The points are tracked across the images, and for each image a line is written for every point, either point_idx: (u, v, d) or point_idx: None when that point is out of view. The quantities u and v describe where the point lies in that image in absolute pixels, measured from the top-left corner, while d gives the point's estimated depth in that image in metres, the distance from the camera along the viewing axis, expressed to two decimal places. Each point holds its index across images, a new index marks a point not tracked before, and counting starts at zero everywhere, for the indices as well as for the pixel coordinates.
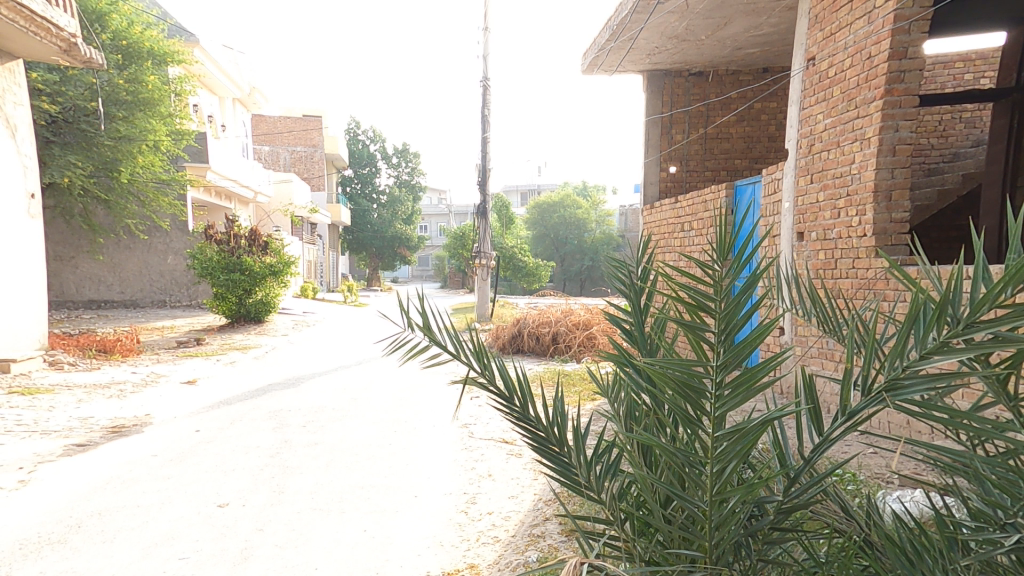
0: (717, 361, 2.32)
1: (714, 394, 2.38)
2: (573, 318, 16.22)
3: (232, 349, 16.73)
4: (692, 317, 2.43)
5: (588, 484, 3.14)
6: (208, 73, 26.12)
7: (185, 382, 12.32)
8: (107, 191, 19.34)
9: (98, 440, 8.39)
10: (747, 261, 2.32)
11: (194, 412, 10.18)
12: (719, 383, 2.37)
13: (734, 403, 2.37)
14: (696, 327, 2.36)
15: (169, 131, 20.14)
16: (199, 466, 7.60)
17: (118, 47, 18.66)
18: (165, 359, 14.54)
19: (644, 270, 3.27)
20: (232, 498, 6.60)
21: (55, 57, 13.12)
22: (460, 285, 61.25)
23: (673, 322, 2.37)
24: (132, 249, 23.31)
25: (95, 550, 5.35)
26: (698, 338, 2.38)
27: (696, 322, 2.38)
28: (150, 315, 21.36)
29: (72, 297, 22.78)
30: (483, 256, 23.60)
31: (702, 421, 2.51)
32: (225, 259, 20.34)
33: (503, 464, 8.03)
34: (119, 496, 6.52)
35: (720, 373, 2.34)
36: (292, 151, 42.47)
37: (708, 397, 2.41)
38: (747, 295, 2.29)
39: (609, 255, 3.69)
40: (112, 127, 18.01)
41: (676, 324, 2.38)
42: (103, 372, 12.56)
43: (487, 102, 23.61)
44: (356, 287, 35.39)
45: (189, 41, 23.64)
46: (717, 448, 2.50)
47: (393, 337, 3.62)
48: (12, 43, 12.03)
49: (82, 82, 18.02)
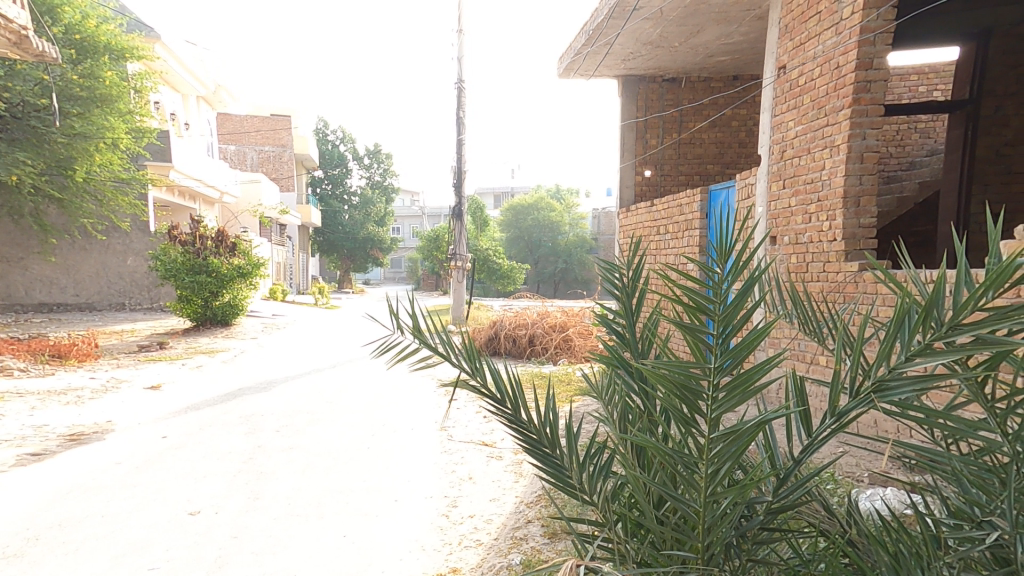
0: (714, 363, 2.31)
1: (711, 396, 2.39)
2: (549, 321, 16.27)
3: (199, 352, 16.21)
4: (692, 317, 2.40)
5: (581, 487, 3.11)
6: (170, 69, 25.32)
7: (149, 387, 11.87)
8: (61, 189, 18.54)
9: (56, 449, 8.01)
10: (742, 266, 2.33)
11: (160, 417, 9.82)
12: (716, 384, 2.36)
13: (730, 404, 2.36)
14: (695, 329, 2.33)
15: (128, 128, 19.43)
16: (168, 473, 7.32)
17: (72, 41, 17.89)
18: (127, 363, 13.99)
19: (636, 271, 3.26)
20: (204, 505, 6.37)
21: (3, 49, 12.46)
22: (433, 288, 60.75)
23: (672, 323, 2.33)
24: (89, 249, 22.41)
25: (57, 562, 5.09)
26: (696, 338, 2.35)
27: (695, 323, 2.35)
28: (109, 319, 20.56)
29: (21, 300, 21.73)
30: (459, 259, 23.31)
31: (697, 422, 2.52)
32: (190, 261, 19.73)
33: (484, 467, 7.96)
34: (84, 506, 6.22)
35: (718, 375, 2.33)
36: (259, 150, 41.47)
37: (705, 399, 2.41)
38: (744, 300, 2.29)
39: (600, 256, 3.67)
40: (67, 124, 17.23)
41: (675, 325, 2.34)
42: (59, 378, 12.00)
43: (460, 104, 23.49)
44: (327, 289, 34.77)
45: (149, 36, 22.89)
46: (714, 449, 2.50)
47: (382, 339, 3.51)
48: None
49: (32, 77, 17.31)
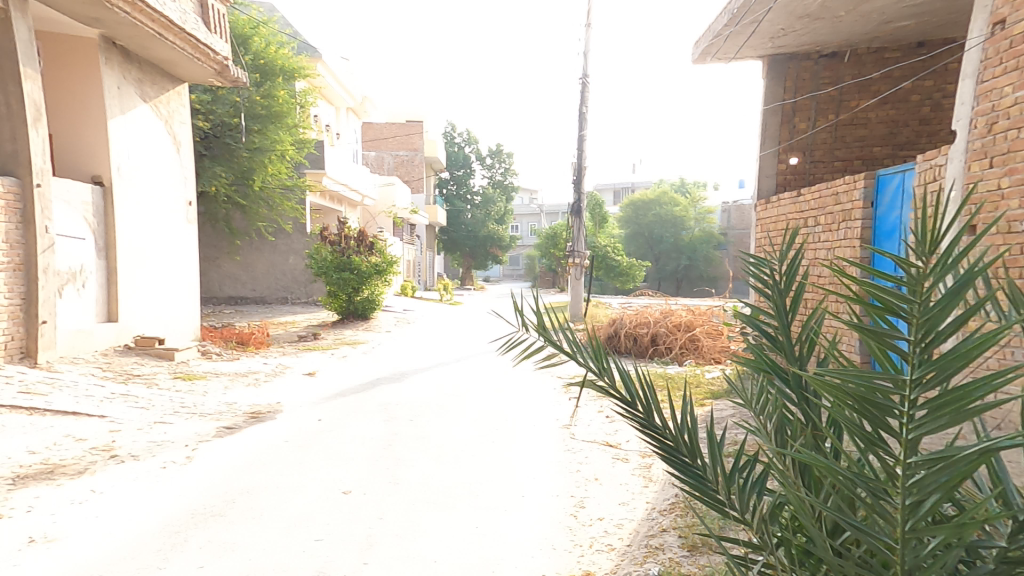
0: (911, 375, 1.37)
1: (907, 418, 1.42)
2: (674, 319, 15.48)
3: (344, 343, 17.78)
4: (868, 315, 1.49)
5: (732, 504, 2.59)
6: (327, 85, 28.08)
7: (306, 374, 13.22)
8: (244, 197, 21.26)
9: (242, 424, 9.17)
10: (959, 246, 1.38)
11: (317, 402, 10.87)
12: (914, 404, 1.41)
13: (937, 426, 1.39)
14: (879, 329, 1.43)
15: (294, 140, 21.86)
16: (323, 453, 8.03)
17: (257, 66, 20.31)
18: (290, 351, 15.74)
19: (789, 265, 2.80)
20: (354, 486, 6.89)
21: (211, 78, 14.59)
22: (551, 285, 61.19)
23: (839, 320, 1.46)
24: (262, 249, 25.48)
25: (244, 524, 5.77)
26: (880, 344, 1.44)
27: (878, 323, 1.45)
28: (278, 311, 23.34)
29: (216, 293, 25.42)
30: (576, 256, 23.12)
31: (887, 452, 1.55)
32: (337, 259, 21.70)
33: (609, 468, 7.75)
34: (261, 477, 7.02)
35: (917, 394, 1.38)
36: (395, 155, 44.51)
37: (898, 423, 1.45)
38: (965, 292, 1.34)
39: (743, 251, 3.22)
40: (250, 139, 19.81)
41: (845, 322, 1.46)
42: (242, 361, 13.79)
43: (583, 99, 23.26)
44: (450, 286, 36.50)
45: (313, 56, 25.59)
46: (910, 478, 1.51)
47: (508, 338, 3.41)
48: (178, 69, 13.56)
49: (230, 101, 19.99)
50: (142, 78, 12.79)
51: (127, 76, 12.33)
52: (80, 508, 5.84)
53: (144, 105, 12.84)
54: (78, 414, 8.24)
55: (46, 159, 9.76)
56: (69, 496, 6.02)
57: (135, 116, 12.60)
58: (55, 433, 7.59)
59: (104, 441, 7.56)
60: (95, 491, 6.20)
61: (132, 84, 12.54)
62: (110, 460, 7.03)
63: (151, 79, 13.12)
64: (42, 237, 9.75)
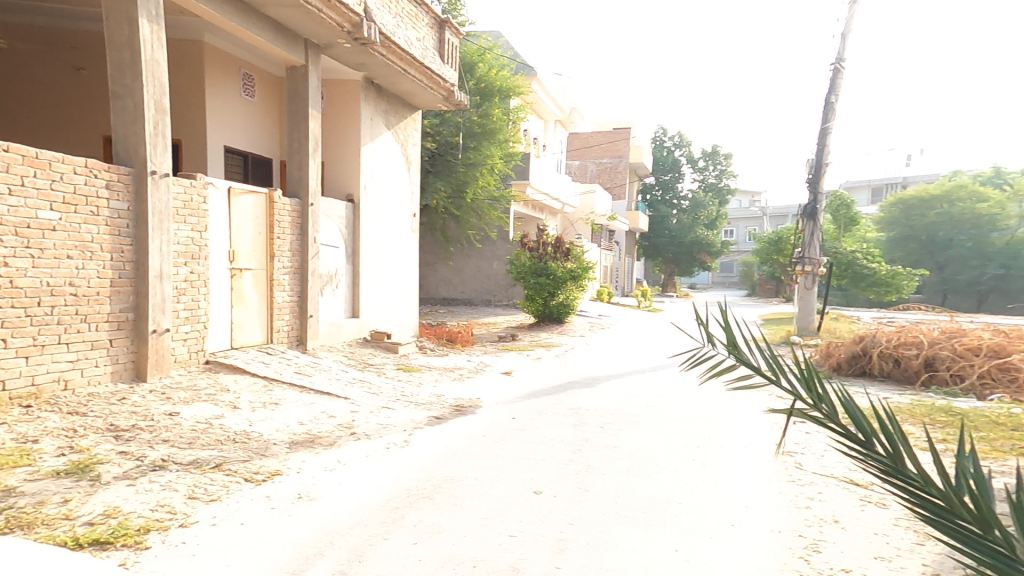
0: None
1: None
2: (962, 341, 12.53)
3: (539, 346, 18.53)
4: None
5: None
6: (539, 101, 29.78)
7: (503, 373, 14.06)
8: (459, 208, 23.45)
9: (447, 416, 10.09)
10: None
11: (511, 400, 11.44)
12: None
13: None
14: None
15: (504, 154, 23.73)
16: (516, 451, 8.38)
17: (480, 89, 22.64)
18: (490, 350, 16.95)
19: None
20: (545, 487, 7.01)
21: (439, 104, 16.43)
22: (773, 294, 55.26)
23: None
24: (471, 255, 27.94)
25: (450, 508, 6.26)
26: None
27: None
28: (481, 312, 25.41)
29: (432, 294, 28.54)
30: (808, 262, 20.21)
31: None
32: (534, 264, 22.62)
33: (857, 513, 6.50)
34: (462, 467, 7.60)
35: None
36: (599, 163, 44.95)
37: None
38: None
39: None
40: (466, 156, 21.94)
41: None
42: (450, 357, 15.26)
43: (836, 86, 20.25)
44: (650, 292, 35.54)
45: (530, 75, 27.41)
46: None
47: (691, 352, 2.63)
48: (416, 98, 15.59)
49: (453, 122, 22.16)
50: (388, 110, 14.99)
51: (378, 108, 14.56)
52: (329, 475, 6.88)
53: (387, 132, 15.03)
54: (330, 395, 9.76)
55: (319, 182, 11.94)
56: (322, 464, 7.14)
57: (382, 142, 14.81)
58: (316, 408, 9.07)
59: (347, 420, 8.92)
60: (340, 462, 7.29)
61: (381, 115, 14.77)
62: (350, 437, 8.23)
63: (395, 109, 15.35)
64: (313, 245, 11.81)
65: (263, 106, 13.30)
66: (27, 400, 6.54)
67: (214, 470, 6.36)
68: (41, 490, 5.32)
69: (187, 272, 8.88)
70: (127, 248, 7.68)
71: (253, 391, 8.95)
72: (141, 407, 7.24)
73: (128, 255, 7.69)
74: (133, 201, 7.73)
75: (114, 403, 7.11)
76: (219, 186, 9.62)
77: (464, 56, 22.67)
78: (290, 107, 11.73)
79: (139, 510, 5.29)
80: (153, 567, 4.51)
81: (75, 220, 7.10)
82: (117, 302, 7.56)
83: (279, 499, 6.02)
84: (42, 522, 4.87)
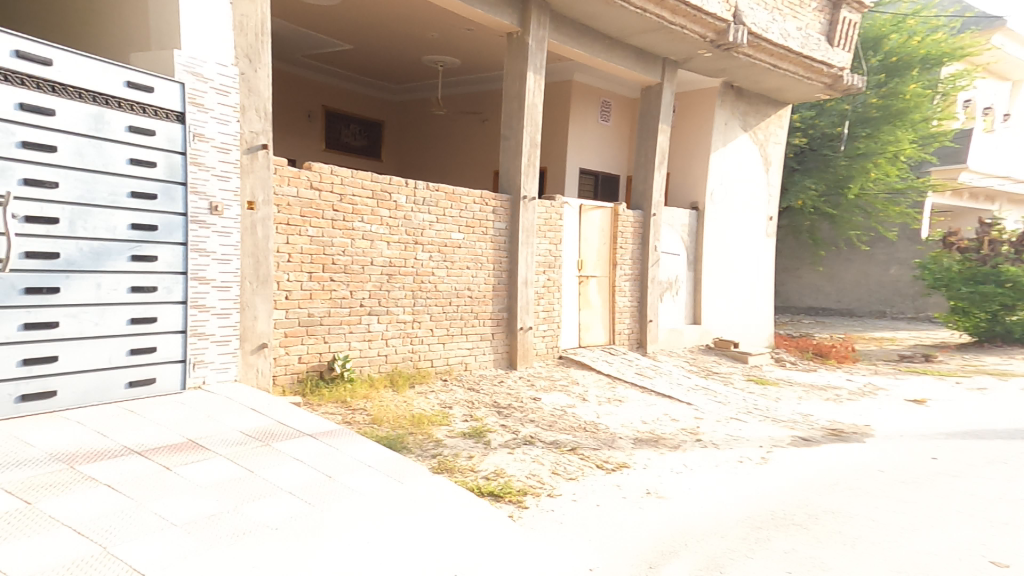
0: None
1: None
2: None
3: (981, 372, 13.76)
4: None
5: None
6: (1006, 57, 22.09)
7: (911, 400, 11.04)
8: (835, 207, 19.65)
9: (818, 439, 8.58)
10: None
11: (932, 436, 8.82)
12: None
13: None
14: None
15: (922, 137, 19.19)
16: (931, 496, 6.29)
17: (887, 65, 18.71)
18: (885, 372, 13.67)
19: None
20: (1007, 560, 4.86)
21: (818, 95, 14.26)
22: None
23: None
24: (852, 258, 22.76)
25: (839, 548, 5.05)
26: None
27: None
28: (869, 326, 20.70)
29: (794, 303, 24.40)
30: None
31: None
32: (973, 267, 16.34)
33: None
34: (849, 502, 6.11)
35: None
36: None
37: None
38: None
39: None
40: (853, 146, 18.41)
41: None
42: (821, 374, 13.05)
43: None
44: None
45: (993, 26, 20.52)
46: None
47: None
48: (784, 92, 14.09)
49: (837, 111, 18.77)
50: (747, 110, 14.11)
51: (735, 111, 13.88)
52: (676, 476, 6.84)
53: (744, 134, 14.16)
54: (671, 398, 9.81)
55: (664, 192, 12.29)
56: (669, 465, 7.14)
57: (738, 145, 14.10)
58: (659, 410, 9.24)
59: (691, 425, 8.74)
60: (687, 466, 7.16)
61: (739, 118, 14.02)
62: (696, 443, 8.02)
63: (756, 108, 14.31)
64: (655, 253, 12.26)
65: (618, 130, 14.46)
66: (445, 373, 8.91)
67: (572, 453, 7.20)
68: (456, 445, 6.79)
69: (546, 279, 10.45)
70: (501, 262, 9.61)
71: (599, 386, 9.83)
72: (513, 389, 8.93)
73: (501, 266, 9.63)
74: (509, 225, 9.66)
75: (496, 382, 9.12)
76: (574, 205, 10.92)
77: (870, 29, 18.83)
78: (642, 124, 12.30)
79: (519, 475, 6.28)
80: (534, 524, 5.35)
81: (472, 240, 9.20)
82: (495, 304, 9.56)
83: (629, 490, 6.29)
84: (458, 470, 6.16)
